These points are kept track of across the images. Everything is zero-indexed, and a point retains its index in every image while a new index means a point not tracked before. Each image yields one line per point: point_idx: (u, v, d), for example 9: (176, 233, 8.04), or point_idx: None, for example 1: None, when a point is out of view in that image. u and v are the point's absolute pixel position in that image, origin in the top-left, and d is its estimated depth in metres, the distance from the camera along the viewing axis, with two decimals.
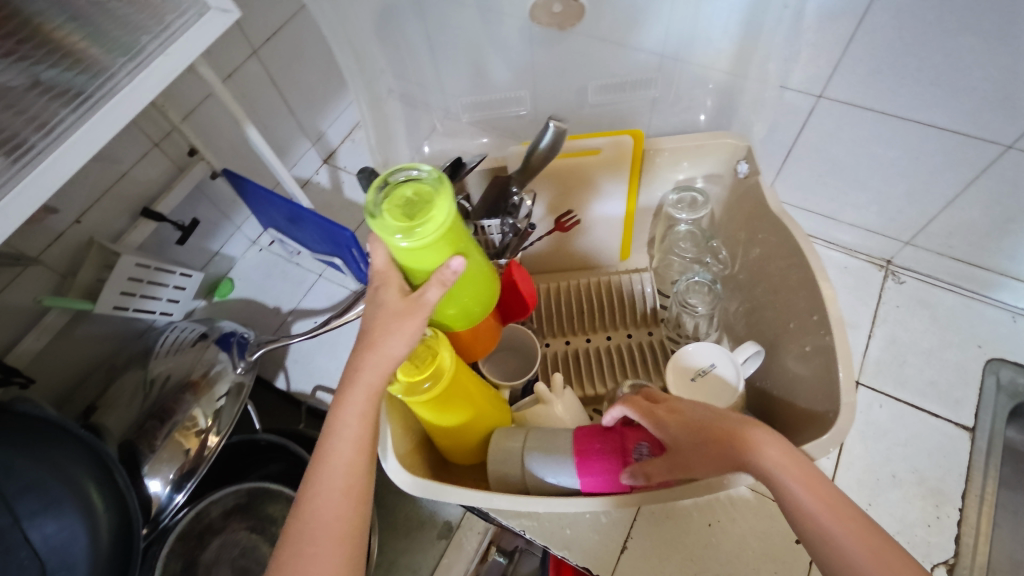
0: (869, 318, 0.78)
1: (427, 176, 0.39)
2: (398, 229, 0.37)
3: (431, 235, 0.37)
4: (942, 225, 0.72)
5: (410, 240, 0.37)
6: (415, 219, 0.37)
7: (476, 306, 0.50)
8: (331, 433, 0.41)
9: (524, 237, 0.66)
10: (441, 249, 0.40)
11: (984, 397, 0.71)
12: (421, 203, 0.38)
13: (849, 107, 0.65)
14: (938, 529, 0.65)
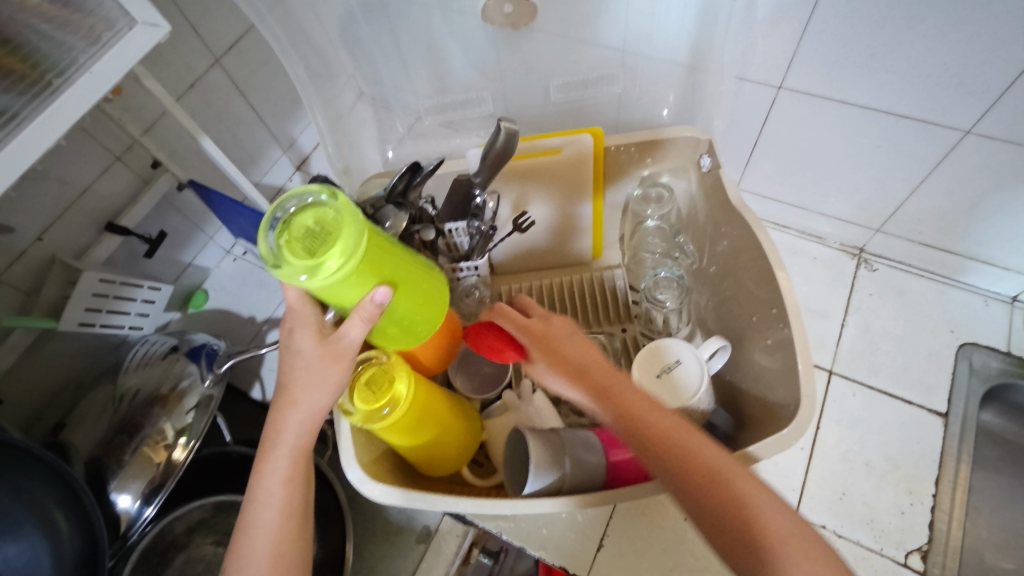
0: (842, 307, 0.78)
1: (326, 205, 0.37)
2: (302, 266, 0.36)
3: (337, 271, 0.36)
4: (911, 211, 0.72)
5: (316, 278, 0.36)
6: (318, 257, 0.36)
7: (421, 327, 0.48)
8: (259, 491, 0.43)
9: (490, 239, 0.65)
10: (357, 281, 0.38)
11: (957, 382, 0.71)
12: (323, 236, 0.37)
13: (809, 97, 0.65)
14: (912, 516, 0.65)
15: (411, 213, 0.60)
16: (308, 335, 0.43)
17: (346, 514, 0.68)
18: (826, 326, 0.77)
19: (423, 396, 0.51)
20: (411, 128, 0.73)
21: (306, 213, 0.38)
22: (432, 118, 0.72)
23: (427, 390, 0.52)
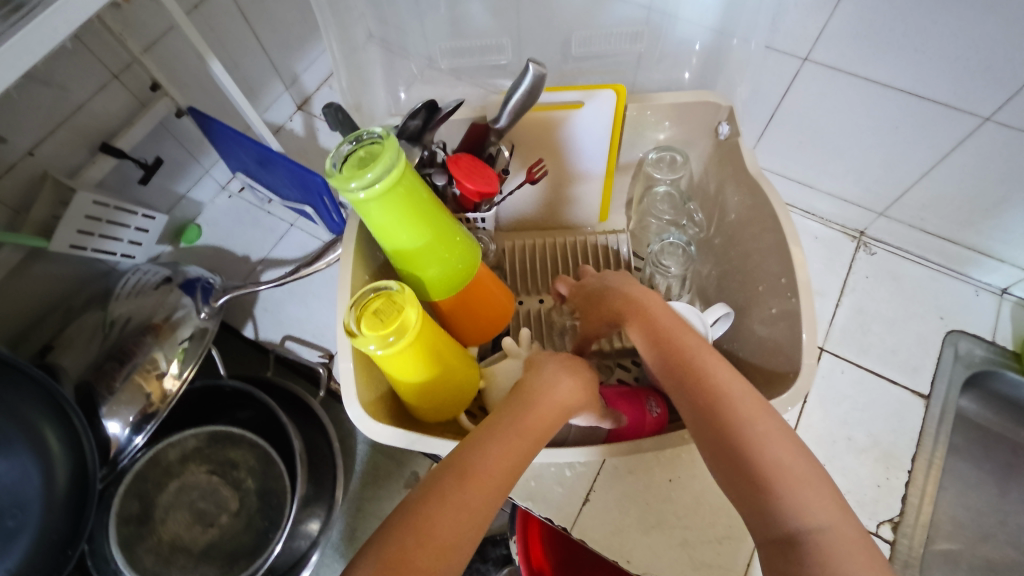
0: (838, 287, 0.79)
1: (377, 140, 0.47)
2: (355, 178, 0.46)
3: (381, 186, 0.46)
4: (917, 197, 0.73)
5: (364, 188, 0.46)
6: (367, 171, 0.45)
7: (439, 256, 0.54)
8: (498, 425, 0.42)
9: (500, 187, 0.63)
10: (390, 202, 0.48)
11: (941, 367, 0.73)
12: (371, 159, 0.46)
13: (834, 72, 0.64)
14: (887, 489, 0.67)
15: (424, 153, 0.59)
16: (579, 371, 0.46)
17: (337, 456, 0.68)
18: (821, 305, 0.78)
19: (428, 329, 0.52)
20: (423, 71, 0.71)
21: (355, 145, 0.48)
22: (447, 62, 0.70)
23: (433, 330, 0.53)
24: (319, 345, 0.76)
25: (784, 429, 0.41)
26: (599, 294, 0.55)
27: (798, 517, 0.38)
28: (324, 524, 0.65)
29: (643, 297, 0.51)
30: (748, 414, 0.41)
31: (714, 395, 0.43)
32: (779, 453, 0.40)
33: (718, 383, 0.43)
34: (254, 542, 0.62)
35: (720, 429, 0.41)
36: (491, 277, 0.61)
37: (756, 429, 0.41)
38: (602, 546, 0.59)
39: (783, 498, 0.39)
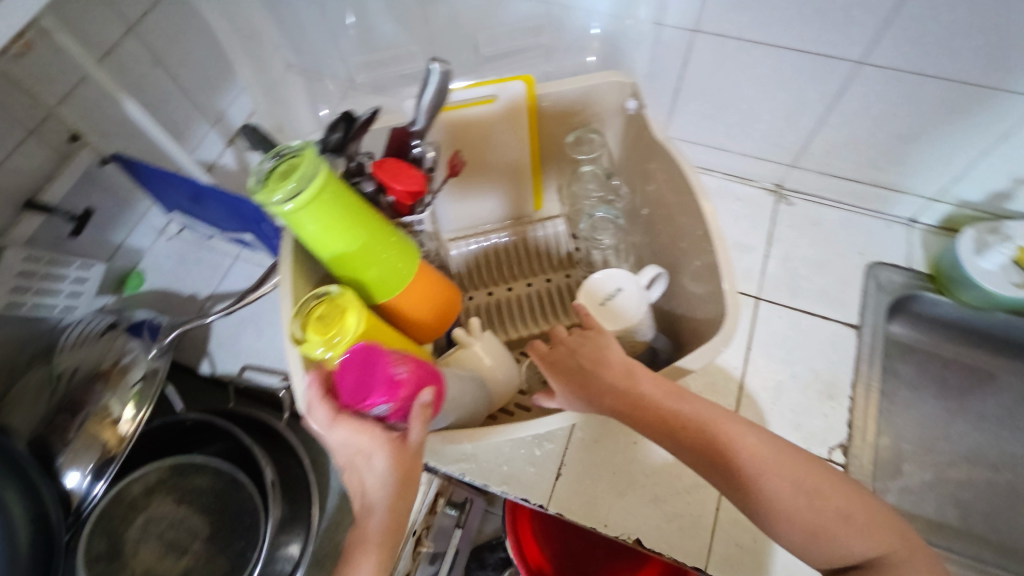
0: (765, 240, 0.84)
1: (296, 152, 0.49)
2: (278, 190, 0.47)
3: (304, 194, 0.48)
4: (820, 145, 0.78)
5: (289, 198, 0.48)
6: (288, 181, 0.48)
7: (378, 256, 0.56)
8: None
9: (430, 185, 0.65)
10: (317, 209, 0.50)
11: (867, 298, 0.78)
12: (291, 171, 0.48)
13: (720, 40, 0.69)
14: (834, 417, 0.71)
15: (350, 165, 0.60)
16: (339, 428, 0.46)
17: (309, 474, 0.68)
18: (753, 258, 0.83)
19: (377, 329, 0.53)
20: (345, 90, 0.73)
21: (277, 160, 0.50)
22: (365, 76, 0.72)
23: (382, 327, 0.54)
24: (277, 371, 0.77)
25: (810, 467, 0.45)
26: (582, 379, 0.51)
27: (859, 548, 0.43)
28: (303, 545, 0.64)
29: (630, 372, 0.50)
30: (780, 468, 0.45)
31: (753, 468, 0.45)
32: (818, 495, 0.44)
33: (746, 452, 0.45)
34: (230, 565, 0.61)
35: (770, 497, 0.44)
36: (433, 274, 0.63)
37: (790, 480, 0.44)
38: (581, 514, 0.62)
39: (841, 536, 0.43)
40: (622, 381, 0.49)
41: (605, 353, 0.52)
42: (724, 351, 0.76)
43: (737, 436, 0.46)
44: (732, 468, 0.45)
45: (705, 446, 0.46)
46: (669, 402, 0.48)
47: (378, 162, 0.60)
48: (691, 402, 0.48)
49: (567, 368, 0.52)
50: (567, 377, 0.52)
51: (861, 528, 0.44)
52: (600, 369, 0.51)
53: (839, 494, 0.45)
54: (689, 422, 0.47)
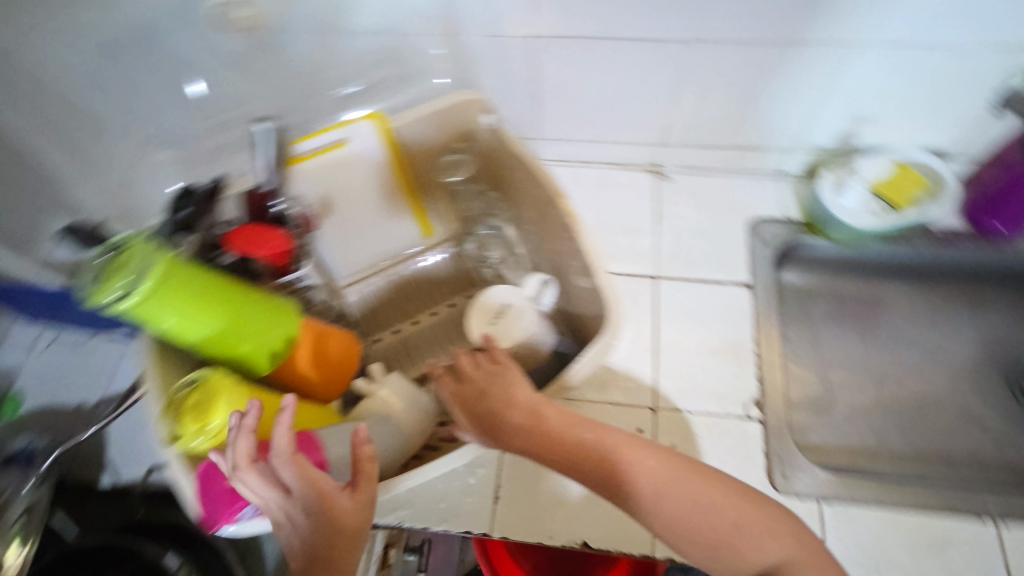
0: (653, 219, 0.86)
1: (124, 248, 0.48)
2: (110, 290, 0.46)
3: (139, 289, 0.46)
4: (682, 121, 0.81)
5: (123, 296, 0.46)
6: (118, 280, 0.46)
7: (246, 332, 0.54)
8: None
9: (299, 237, 0.63)
10: (161, 300, 0.48)
11: (752, 254, 0.83)
12: (121, 268, 0.47)
13: (560, 40, 0.70)
14: (745, 375, 0.74)
15: (204, 238, 0.57)
16: (292, 466, 0.44)
17: None
18: (645, 240, 0.85)
19: (259, 406, 0.51)
20: None
21: (105, 259, 0.48)
22: None
23: (265, 402, 0.52)
24: None
25: (708, 483, 0.49)
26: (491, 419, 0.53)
27: (759, 557, 0.46)
28: None
29: (537, 408, 0.53)
30: (677, 488, 0.49)
31: (652, 490, 0.49)
32: (716, 509, 0.48)
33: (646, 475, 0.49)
34: None
35: (669, 516, 0.48)
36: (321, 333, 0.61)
37: (687, 498, 0.48)
38: (524, 531, 0.66)
39: (740, 546, 0.47)
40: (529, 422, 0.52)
41: (512, 393, 0.53)
42: (635, 336, 0.78)
43: (635, 460, 0.50)
44: (631, 492, 0.49)
45: (606, 472, 0.50)
46: (573, 435, 0.51)
47: (231, 231, 0.58)
48: (596, 429, 0.52)
49: (476, 408, 0.54)
50: (473, 421, 0.54)
51: (759, 536, 0.47)
52: (504, 411, 0.53)
53: (737, 507, 0.48)
54: (591, 453, 0.51)
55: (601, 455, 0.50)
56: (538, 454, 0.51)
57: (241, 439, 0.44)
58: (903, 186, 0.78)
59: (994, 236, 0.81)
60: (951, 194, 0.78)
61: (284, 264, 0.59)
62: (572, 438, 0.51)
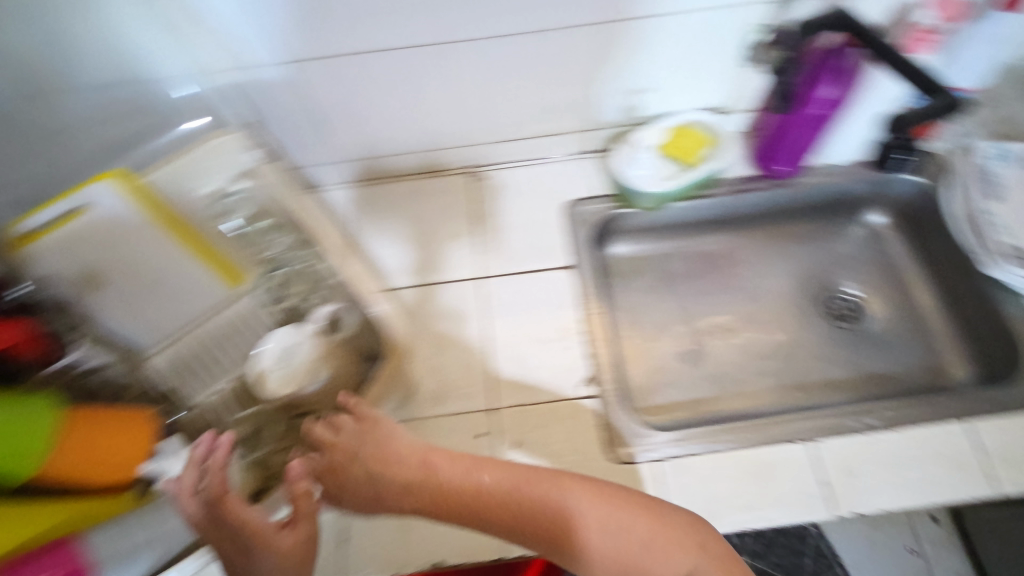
0: (473, 221, 0.87)
1: None
2: None
3: None
4: (474, 121, 0.82)
5: None
6: None
7: None
8: None
9: (46, 321, 0.61)
10: None
11: (573, 238, 0.84)
12: None
13: (318, 62, 0.69)
14: (574, 355, 0.76)
15: None
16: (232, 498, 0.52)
17: None
18: (466, 245, 0.85)
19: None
20: None
21: None
22: None
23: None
24: None
25: (616, 504, 0.52)
26: (384, 482, 0.57)
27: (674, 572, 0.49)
28: None
29: (432, 463, 0.56)
30: (586, 514, 0.52)
31: (561, 520, 0.51)
32: (626, 531, 0.51)
33: (549, 512, 0.52)
34: None
35: (582, 547, 0.50)
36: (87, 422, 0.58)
37: (596, 524, 0.51)
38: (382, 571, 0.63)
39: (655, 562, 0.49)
40: (416, 484, 0.56)
41: (389, 453, 0.58)
42: (467, 340, 0.78)
43: (545, 494, 0.53)
44: (543, 528, 0.51)
45: (518, 512, 0.52)
46: (479, 481, 0.54)
47: None
48: (493, 471, 0.55)
49: (356, 477, 0.58)
50: (358, 501, 0.58)
51: (667, 549, 0.50)
52: (392, 478, 0.57)
53: (647, 523, 0.51)
54: (501, 495, 0.53)
55: (510, 496, 0.53)
56: (446, 502, 0.54)
57: (187, 473, 0.56)
58: (686, 147, 0.83)
59: (778, 174, 0.88)
60: (724, 139, 0.84)
61: (39, 351, 0.59)
62: (479, 485, 0.54)
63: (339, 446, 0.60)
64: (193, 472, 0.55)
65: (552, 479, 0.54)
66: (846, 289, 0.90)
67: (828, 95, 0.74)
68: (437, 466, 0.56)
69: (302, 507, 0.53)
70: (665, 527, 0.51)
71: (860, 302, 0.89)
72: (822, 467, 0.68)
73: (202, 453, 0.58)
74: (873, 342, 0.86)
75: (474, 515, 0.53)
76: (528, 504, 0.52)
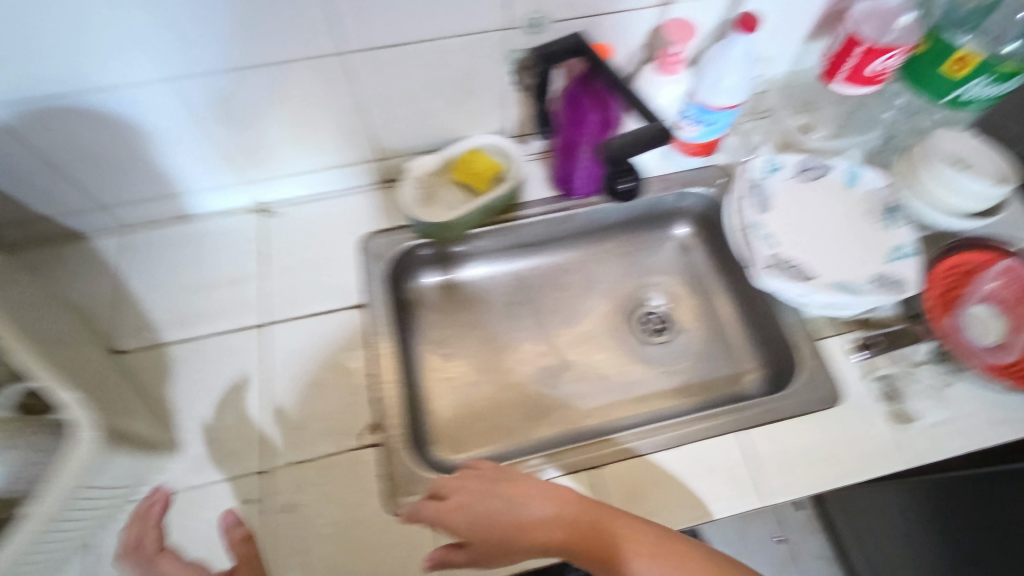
0: (258, 263, 0.82)
1: None
2: None
3: None
4: (241, 159, 0.78)
5: None
6: None
7: None
8: None
9: None
10: None
11: (363, 274, 0.80)
12: None
13: (30, 108, 0.64)
14: (357, 401, 0.72)
15: None
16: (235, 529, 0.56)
17: None
18: (249, 289, 0.80)
19: None
20: None
21: None
22: None
23: None
24: None
25: (674, 541, 0.55)
26: (499, 545, 0.56)
27: None
28: None
29: (524, 520, 0.57)
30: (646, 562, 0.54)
31: (647, 550, 0.54)
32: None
33: (602, 538, 0.55)
34: None
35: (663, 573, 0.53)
36: None
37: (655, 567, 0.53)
38: None
39: None
40: (553, 534, 0.56)
41: (515, 511, 0.57)
42: (241, 395, 0.73)
43: (624, 531, 0.56)
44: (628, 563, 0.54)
45: (603, 553, 0.55)
46: (590, 518, 0.57)
47: None
48: (585, 509, 0.57)
49: (476, 520, 0.57)
50: (479, 551, 0.56)
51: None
52: (531, 531, 0.57)
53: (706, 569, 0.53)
54: (586, 535, 0.56)
55: (596, 531, 0.56)
56: (553, 535, 0.56)
57: (131, 527, 0.57)
58: (477, 172, 0.80)
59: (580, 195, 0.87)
60: (517, 167, 0.81)
61: None
62: (545, 527, 0.57)
63: (452, 489, 0.59)
64: (136, 531, 0.57)
65: (639, 525, 0.56)
66: (652, 304, 0.92)
67: (588, 119, 0.72)
68: (521, 487, 0.59)
69: (240, 553, 0.55)
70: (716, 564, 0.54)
71: (666, 316, 0.91)
72: (605, 493, 0.67)
73: (143, 506, 0.58)
74: (677, 353, 0.87)
75: (562, 550, 0.56)
76: (608, 540, 0.55)
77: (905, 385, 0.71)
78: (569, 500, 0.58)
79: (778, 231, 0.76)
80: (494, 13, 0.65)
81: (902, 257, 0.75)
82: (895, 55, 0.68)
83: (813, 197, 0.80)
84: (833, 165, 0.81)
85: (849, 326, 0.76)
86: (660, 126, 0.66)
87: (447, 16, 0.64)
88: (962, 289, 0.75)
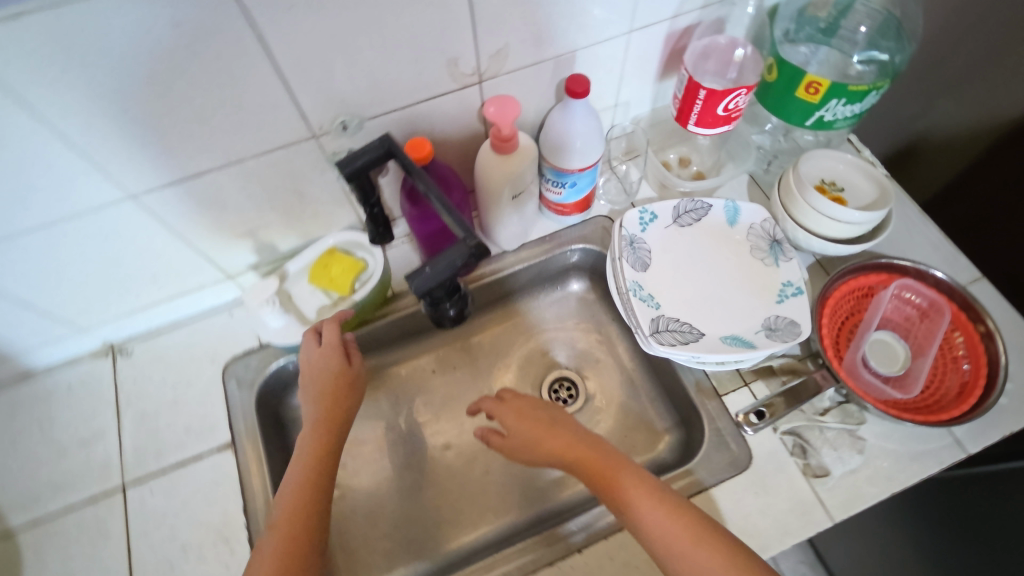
0: (114, 413, 0.73)
1: None
2: None
3: None
4: (69, 310, 0.70)
5: None
6: None
7: None
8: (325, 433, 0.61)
9: None
10: None
11: (232, 405, 0.73)
12: None
13: None
14: (235, 560, 0.65)
15: None
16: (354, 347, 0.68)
17: None
18: (105, 446, 0.71)
19: None
20: None
21: None
22: None
23: None
24: None
25: (669, 500, 0.53)
26: (522, 440, 0.62)
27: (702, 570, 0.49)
28: None
29: (563, 424, 0.63)
30: (633, 496, 0.54)
31: (634, 475, 0.56)
32: (662, 520, 0.52)
33: (594, 468, 0.57)
34: None
35: (643, 507, 0.53)
36: None
37: (638, 500, 0.54)
38: None
39: (689, 548, 0.50)
40: (562, 442, 0.60)
41: (551, 423, 0.62)
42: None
43: (619, 463, 0.57)
44: (607, 483, 0.56)
45: (596, 471, 0.57)
46: (598, 447, 0.59)
47: None
48: (599, 444, 0.60)
49: (514, 413, 0.65)
50: (518, 442, 0.62)
51: (702, 554, 0.49)
52: (550, 438, 0.61)
53: (691, 525, 0.51)
54: (582, 456, 0.58)
55: (593, 457, 0.58)
56: (558, 444, 0.60)
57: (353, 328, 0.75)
58: (333, 277, 0.72)
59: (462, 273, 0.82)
60: (375, 274, 0.74)
61: None
62: (565, 436, 0.61)
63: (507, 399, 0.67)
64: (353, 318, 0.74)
65: (648, 482, 0.55)
66: (561, 371, 0.85)
67: (427, 210, 0.67)
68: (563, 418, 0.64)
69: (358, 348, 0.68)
70: (698, 531, 0.51)
71: (577, 381, 0.84)
72: None
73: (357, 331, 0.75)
74: (593, 420, 0.81)
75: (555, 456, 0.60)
76: (600, 468, 0.57)
77: (814, 440, 0.67)
78: (594, 437, 0.61)
79: (658, 291, 0.73)
80: (298, 123, 0.58)
81: (793, 294, 0.71)
82: (742, 94, 0.65)
83: (691, 243, 0.76)
84: (713, 204, 0.76)
85: (753, 377, 0.71)
86: (463, 253, 0.50)
87: (246, 136, 0.57)
88: (863, 313, 0.72)
